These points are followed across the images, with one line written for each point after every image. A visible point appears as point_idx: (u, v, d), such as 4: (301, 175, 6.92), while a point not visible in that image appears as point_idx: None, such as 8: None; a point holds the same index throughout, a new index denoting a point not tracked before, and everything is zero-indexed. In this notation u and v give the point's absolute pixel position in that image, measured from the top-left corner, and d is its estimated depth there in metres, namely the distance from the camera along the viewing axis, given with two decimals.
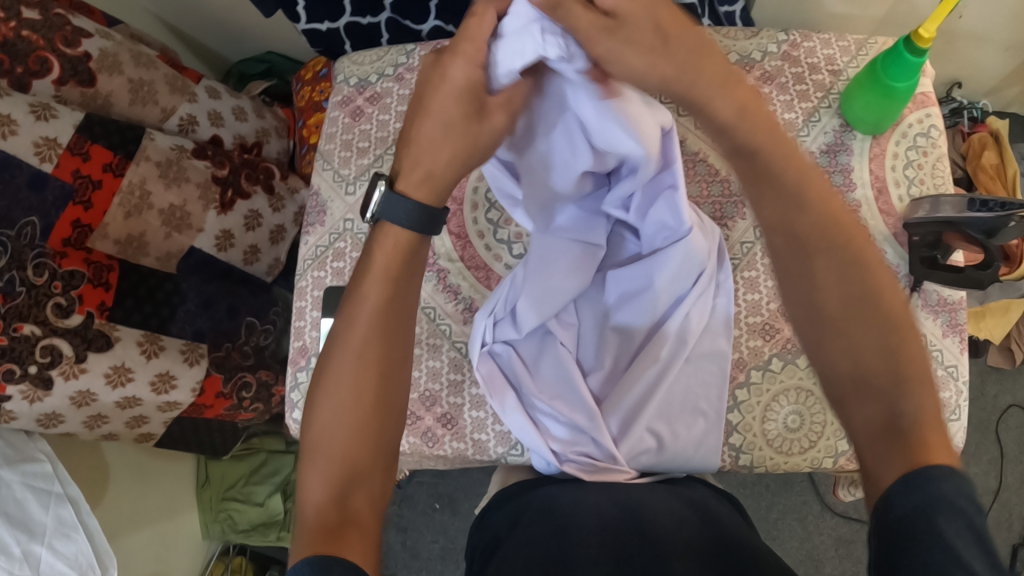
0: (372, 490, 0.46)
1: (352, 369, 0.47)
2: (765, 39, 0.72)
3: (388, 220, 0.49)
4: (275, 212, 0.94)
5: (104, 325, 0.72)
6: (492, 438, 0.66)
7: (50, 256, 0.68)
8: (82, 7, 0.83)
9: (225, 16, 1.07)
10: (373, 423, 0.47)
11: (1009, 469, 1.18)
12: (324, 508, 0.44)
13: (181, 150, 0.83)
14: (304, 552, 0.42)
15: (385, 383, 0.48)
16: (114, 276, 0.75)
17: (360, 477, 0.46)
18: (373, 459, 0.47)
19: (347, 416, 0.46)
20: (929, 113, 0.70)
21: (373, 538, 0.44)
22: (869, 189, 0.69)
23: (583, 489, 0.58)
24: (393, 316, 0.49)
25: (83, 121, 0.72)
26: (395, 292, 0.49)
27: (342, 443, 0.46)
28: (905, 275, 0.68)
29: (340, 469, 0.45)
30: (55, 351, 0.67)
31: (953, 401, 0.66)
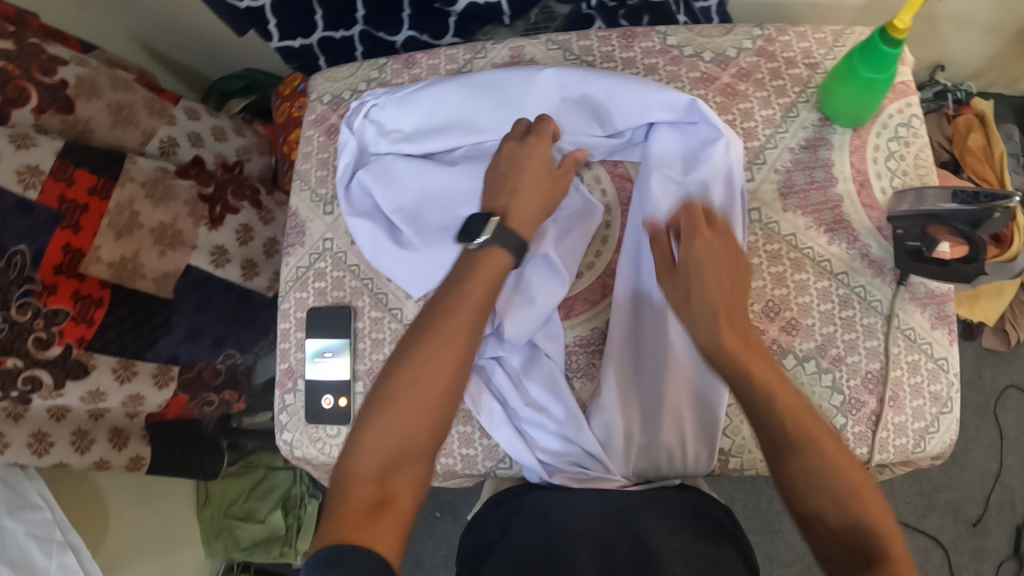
0: (414, 473, 0.50)
1: (432, 352, 0.53)
2: (739, 35, 0.71)
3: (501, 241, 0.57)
4: (265, 225, 0.91)
5: (83, 354, 0.73)
6: (480, 452, 0.65)
7: (36, 293, 0.68)
8: (56, 34, 0.83)
9: (202, 36, 1.06)
10: (433, 412, 0.52)
11: (1010, 450, 1.17)
12: (368, 482, 0.48)
13: (165, 170, 0.81)
14: (337, 524, 0.45)
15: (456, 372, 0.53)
16: (101, 312, 0.74)
17: (407, 461, 0.50)
18: (425, 446, 0.51)
19: (409, 393, 0.52)
20: (909, 102, 0.70)
21: (409, 516, 0.48)
22: (851, 182, 0.69)
23: (579, 493, 0.58)
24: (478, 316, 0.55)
25: (63, 147, 0.71)
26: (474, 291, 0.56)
27: (405, 425, 0.51)
28: (891, 269, 0.67)
29: (391, 449, 0.50)
30: (37, 381, 0.69)
31: (945, 394, 0.66)
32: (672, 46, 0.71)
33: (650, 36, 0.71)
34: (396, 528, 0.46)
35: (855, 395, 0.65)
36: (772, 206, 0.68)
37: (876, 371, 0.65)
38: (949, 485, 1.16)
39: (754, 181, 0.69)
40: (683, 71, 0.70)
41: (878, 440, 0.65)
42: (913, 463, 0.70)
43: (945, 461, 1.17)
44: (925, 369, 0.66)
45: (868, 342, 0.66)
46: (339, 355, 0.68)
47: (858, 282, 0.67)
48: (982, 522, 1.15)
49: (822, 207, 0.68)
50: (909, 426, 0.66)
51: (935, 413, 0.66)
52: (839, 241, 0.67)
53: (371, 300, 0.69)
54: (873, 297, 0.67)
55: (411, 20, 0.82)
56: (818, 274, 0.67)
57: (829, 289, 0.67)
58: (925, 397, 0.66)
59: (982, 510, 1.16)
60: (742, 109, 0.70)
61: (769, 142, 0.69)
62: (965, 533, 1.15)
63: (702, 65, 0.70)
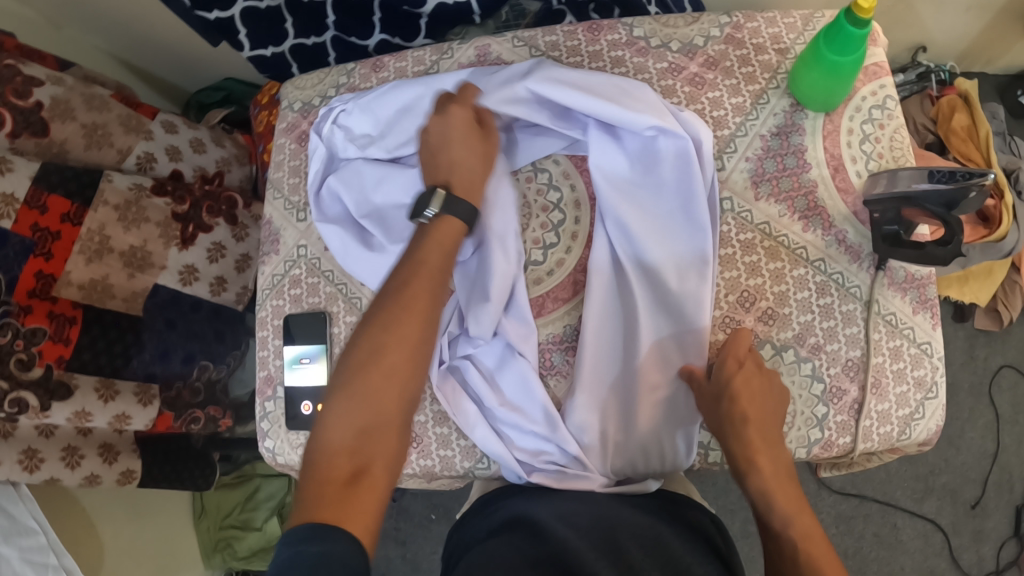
0: (384, 449, 0.52)
1: (394, 328, 0.56)
2: (706, 23, 0.71)
3: (450, 212, 0.61)
4: (238, 242, 0.93)
5: (64, 375, 0.73)
6: (458, 453, 0.65)
7: (15, 315, 0.68)
8: (32, 53, 0.83)
9: (178, 48, 1.06)
10: (402, 382, 0.54)
11: (1007, 431, 1.16)
12: (338, 456, 0.51)
13: (140, 189, 0.81)
14: (318, 500, 0.48)
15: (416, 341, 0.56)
16: (75, 330, 0.74)
17: (381, 430, 0.53)
18: (397, 415, 0.54)
19: (374, 366, 0.54)
20: (882, 84, 0.69)
21: (383, 488, 0.50)
22: (824, 167, 0.68)
23: (554, 496, 0.59)
24: (439, 284, 0.58)
25: (39, 171, 0.71)
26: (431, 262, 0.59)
27: (375, 398, 0.53)
28: (868, 255, 0.66)
29: (363, 421, 0.52)
30: (22, 403, 0.69)
31: (929, 378, 0.65)
32: (638, 38, 0.71)
33: (616, 28, 0.71)
34: (372, 495, 0.49)
35: (837, 382, 0.65)
36: (744, 195, 0.68)
37: (857, 359, 0.65)
38: (947, 468, 1.15)
39: (725, 170, 0.68)
40: (650, 63, 0.70)
41: (862, 428, 0.64)
42: (900, 449, 0.69)
43: (941, 444, 1.16)
44: (907, 354, 0.65)
45: (848, 329, 0.65)
46: (316, 361, 0.67)
47: (835, 268, 0.66)
48: (980, 505, 1.15)
49: (795, 194, 0.68)
50: (893, 412, 0.65)
51: (920, 398, 0.65)
52: (814, 227, 0.67)
53: (346, 304, 0.68)
54: (852, 283, 0.66)
55: (381, 23, 0.81)
56: (794, 261, 0.66)
57: (806, 277, 0.66)
58: (909, 382, 0.65)
59: (980, 492, 1.15)
60: (711, 98, 0.69)
61: (740, 130, 0.69)
62: (963, 516, 1.14)
63: (669, 56, 0.70)
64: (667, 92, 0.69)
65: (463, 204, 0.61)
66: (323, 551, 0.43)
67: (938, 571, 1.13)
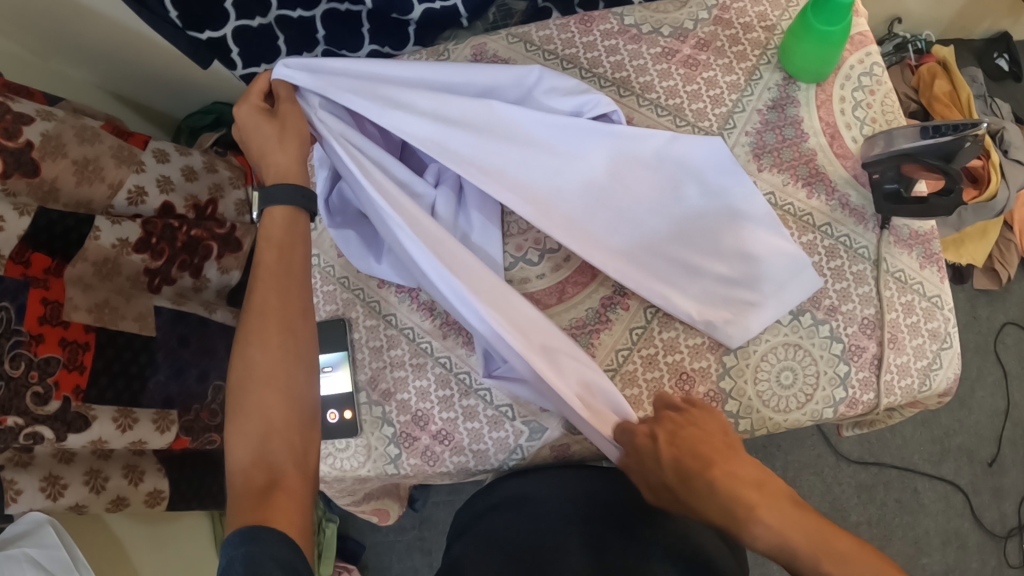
0: (288, 451, 0.52)
1: (258, 335, 0.54)
2: (694, 7, 0.72)
3: (270, 205, 0.59)
4: (197, 293, 0.90)
5: (82, 407, 0.71)
6: (492, 446, 0.65)
7: (26, 344, 0.66)
8: (20, 90, 0.81)
9: (168, 73, 1.06)
10: (283, 383, 0.54)
11: (1015, 386, 1.18)
12: (250, 468, 0.51)
13: (123, 245, 0.80)
14: (240, 514, 0.48)
15: (286, 332, 0.55)
16: (89, 356, 0.73)
17: (277, 434, 0.53)
18: (287, 415, 0.54)
19: (254, 371, 0.54)
20: (868, 52, 0.71)
21: (300, 491, 0.51)
22: (822, 135, 0.69)
23: (566, 480, 0.61)
24: (286, 277, 0.56)
25: (28, 228, 0.69)
26: (285, 252, 0.57)
27: (259, 406, 0.53)
28: (872, 216, 0.68)
29: (257, 431, 0.52)
30: (38, 437, 0.67)
31: (943, 329, 0.67)
32: (630, 26, 0.72)
33: (607, 18, 0.72)
34: (292, 498, 0.50)
35: (855, 341, 0.66)
36: (748, 167, 0.69)
37: (871, 316, 0.66)
38: (960, 429, 1.17)
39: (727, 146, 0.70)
40: (644, 49, 0.71)
41: (884, 382, 0.65)
42: (921, 403, 0.71)
43: (952, 405, 1.18)
44: (919, 308, 0.67)
45: (860, 289, 0.66)
46: (339, 368, 0.68)
47: (842, 231, 0.68)
48: (997, 462, 1.16)
49: (797, 162, 0.69)
50: (912, 365, 0.66)
51: (936, 349, 0.67)
52: (818, 193, 0.68)
53: (365, 309, 0.69)
54: (859, 245, 0.67)
55: (370, 32, 0.82)
56: (801, 228, 0.68)
57: (815, 242, 0.67)
58: (924, 334, 0.66)
59: (995, 450, 1.16)
60: (706, 78, 0.71)
61: (737, 106, 0.70)
62: (982, 474, 1.16)
63: (662, 40, 0.71)
64: (663, 75, 0.71)
65: (285, 189, 0.58)
66: (250, 553, 0.45)
67: (962, 532, 1.14)
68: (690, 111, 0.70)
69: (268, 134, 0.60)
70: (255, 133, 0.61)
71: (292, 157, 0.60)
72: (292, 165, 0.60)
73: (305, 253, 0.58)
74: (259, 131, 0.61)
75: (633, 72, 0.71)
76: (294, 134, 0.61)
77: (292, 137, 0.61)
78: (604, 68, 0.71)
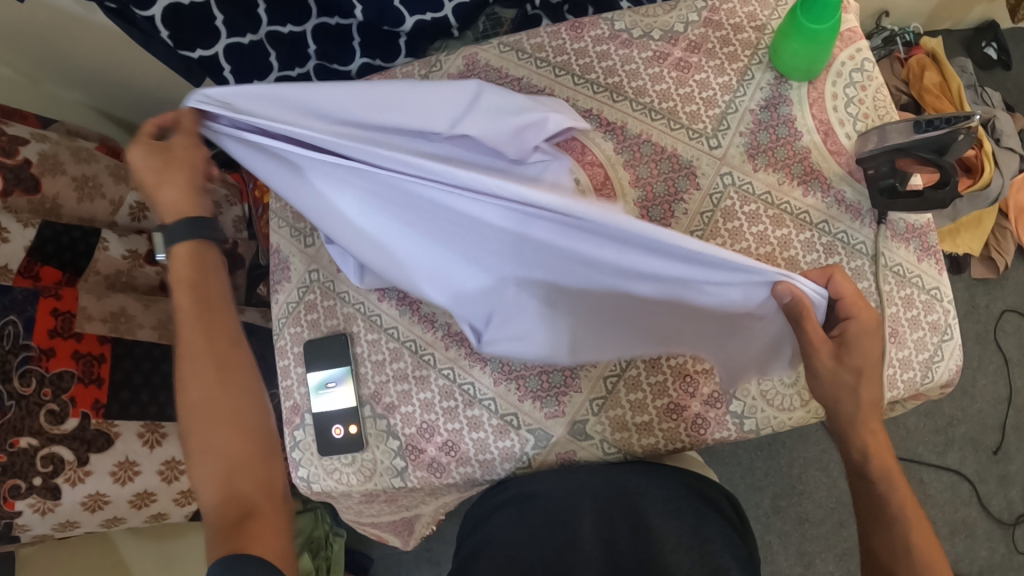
0: (252, 481, 0.53)
1: (193, 374, 0.54)
2: (684, 9, 0.72)
3: (173, 246, 0.57)
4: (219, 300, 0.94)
5: (104, 422, 0.76)
6: (498, 456, 0.65)
7: (36, 359, 0.71)
8: (12, 112, 0.81)
9: (159, 95, 1.06)
10: (231, 415, 0.54)
11: (1017, 372, 1.19)
12: (221, 506, 0.51)
13: (134, 256, 0.84)
14: (217, 550, 0.48)
15: (219, 365, 0.55)
16: (104, 368, 0.77)
17: (238, 468, 0.53)
18: (244, 446, 0.54)
19: (201, 410, 0.53)
20: (858, 49, 0.71)
21: (275, 519, 0.52)
22: (815, 133, 0.70)
23: (574, 474, 0.62)
24: (206, 313, 0.56)
25: (34, 239, 0.74)
26: (197, 286, 0.56)
27: (215, 445, 0.53)
28: (868, 211, 0.68)
29: (222, 468, 0.53)
30: (56, 459, 0.71)
31: (943, 321, 0.67)
32: (621, 31, 0.72)
33: (598, 24, 0.72)
34: (268, 528, 0.51)
35: None
36: (743, 168, 0.69)
37: (872, 312, 0.66)
38: (964, 418, 1.17)
39: (721, 147, 0.70)
40: (635, 53, 0.71)
41: (886, 376, 0.66)
42: (925, 395, 0.70)
43: (955, 394, 1.18)
44: (919, 301, 0.67)
45: (859, 285, 0.67)
46: (342, 384, 0.67)
47: (839, 228, 0.68)
48: (1001, 449, 1.16)
49: (791, 161, 0.69)
50: (913, 358, 0.66)
51: (937, 341, 0.67)
52: (814, 191, 0.68)
53: (366, 323, 0.69)
54: (857, 241, 0.68)
55: (362, 45, 0.81)
56: (799, 226, 0.68)
57: (812, 240, 0.68)
58: (924, 327, 0.67)
59: (1000, 437, 1.17)
60: (698, 80, 0.71)
61: (730, 107, 0.70)
62: (986, 462, 1.16)
63: (653, 44, 0.72)
64: (655, 79, 0.71)
65: (179, 226, 0.56)
66: None
67: (970, 520, 1.14)
68: (683, 114, 0.70)
69: (160, 169, 0.56)
70: (146, 167, 0.56)
71: (189, 190, 0.57)
72: (187, 199, 0.57)
73: (224, 284, 0.58)
74: (149, 166, 0.56)
75: (625, 77, 0.71)
76: (181, 164, 0.56)
77: (192, 172, 0.57)
78: (597, 74, 0.72)
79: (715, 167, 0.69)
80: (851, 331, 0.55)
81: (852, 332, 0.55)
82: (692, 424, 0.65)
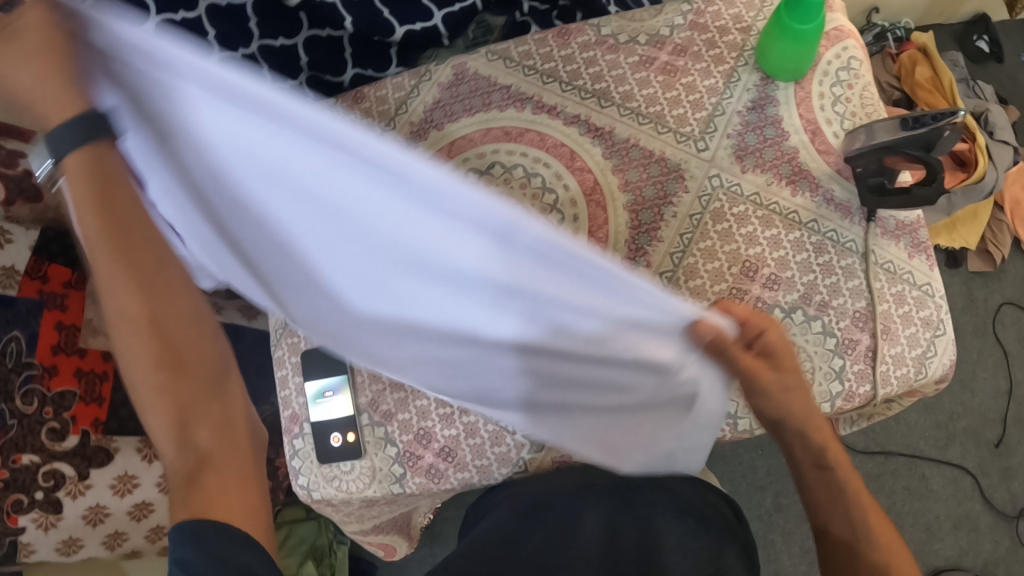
0: (142, 343, 0.46)
1: (118, 320, 0.46)
2: (670, 13, 0.73)
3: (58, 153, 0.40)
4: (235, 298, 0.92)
5: (102, 438, 0.80)
6: (494, 461, 0.66)
7: (38, 378, 0.76)
8: None
9: None
10: (160, 320, 0.46)
11: (1016, 365, 1.19)
12: (178, 456, 0.49)
13: None
14: (179, 514, 0.48)
15: (146, 278, 0.45)
16: (106, 387, 0.81)
17: (123, 326, 0.46)
18: (142, 307, 0.45)
19: (124, 313, 0.45)
20: (844, 46, 0.72)
21: (243, 467, 0.52)
22: (803, 133, 0.70)
23: (580, 479, 0.61)
24: (115, 222, 0.42)
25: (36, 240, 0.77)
26: (99, 202, 0.42)
27: (136, 352, 0.47)
28: (858, 209, 0.69)
29: (174, 415, 0.48)
30: (58, 474, 0.76)
31: (935, 317, 0.67)
32: (607, 36, 0.73)
33: (584, 30, 0.73)
34: (235, 476, 0.51)
35: (848, 334, 0.66)
36: (731, 169, 0.70)
37: (863, 309, 0.67)
38: (965, 411, 1.17)
39: (710, 150, 0.70)
40: (622, 58, 0.72)
41: (880, 373, 0.66)
42: (919, 391, 0.71)
43: (955, 388, 1.18)
44: (910, 297, 0.67)
45: (850, 283, 0.67)
46: (340, 393, 0.68)
47: (829, 227, 0.68)
48: (1002, 442, 1.17)
49: (780, 161, 0.70)
50: (906, 355, 0.67)
51: (930, 337, 0.67)
52: (802, 191, 0.69)
53: None
54: (847, 239, 0.68)
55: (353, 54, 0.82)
56: (788, 227, 0.68)
57: (802, 239, 0.68)
58: (916, 323, 0.67)
59: (1001, 430, 1.17)
60: (685, 83, 0.71)
61: (717, 109, 0.71)
62: (988, 455, 1.16)
63: (639, 48, 0.72)
64: (642, 83, 0.72)
65: None
66: (187, 560, 0.45)
67: (974, 514, 1.14)
68: (671, 118, 0.71)
69: None
70: None
71: None
72: None
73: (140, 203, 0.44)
74: None
75: (612, 82, 0.72)
76: None
77: None
78: (584, 80, 0.72)
79: (704, 170, 0.70)
80: (768, 343, 0.50)
81: (769, 343, 0.50)
82: None
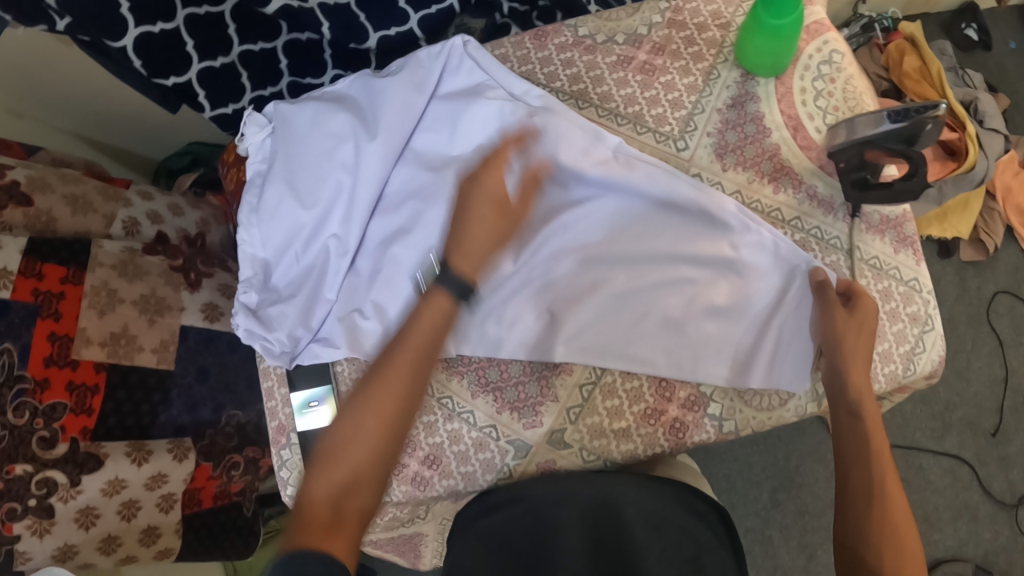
0: (360, 506, 0.53)
1: (374, 406, 0.55)
2: (648, 11, 0.72)
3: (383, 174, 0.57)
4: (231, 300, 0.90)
5: (92, 445, 0.71)
6: (479, 467, 0.67)
7: (30, 392, 0.66)
8: None
9: (140, 118, 1.06)
10: (388, 457, 0.55)
11: (1012, 354, 1.18)
12: (319, 504, 0.51)
13: (132, 249, 0.80)
14: (291, 541, 0.48)
15: (399, 413, 0.56)
16: (98, 399, 0.72)
17: (355, 444, 0.54)
18: (374, 467, 0.55)
19: (358, 426, 0.55)
20: (825, 40, 0.71)
21: (355, 536, 0.51)
22: (784, 129, 0.69)
23: (570, 479, 0.61)
24: (411, 378, 0.57)
25: (27, 244, 0.69)
26: (417, 361, 0.57)
27: (358, 429, 0.55)
28: (841, 205, 0.68)
29: (342, 479, 0.53)
30: (51, 482, 0.67)
31: (923, 312, 0.67)
32: (584, 37, 0.72)
33: (561, 31, 0.72)
34: (340, 536, 0.50)
35: None
36: (711, 168, 0.69)
37: None
38: (961, 402, 1.17)
39: (690, 149, 0.70)
40: (599, 58, 0.72)
41: None
42: (909, 387, 0.70)
43: (951, 378, 1.17)
44: (897, 293, 0.67)
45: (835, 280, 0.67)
46: (324, 403, 0.68)
47: (812, 224, 0.68)
48: (1000, 431, 1.16)
49: (761, 158, 0.69)
50: (894, 351, 0.66)
51: (917, 333, 0.67)
52: (785, 188, 0.68)
53: None
54: (831, 236, 0.68)
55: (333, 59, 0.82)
56: (772, 225, 0.68)
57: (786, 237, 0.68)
58: (903, 319, 0.67)
59: (998, 419, 1.16)
60: (664, 82, 0.71)
61: (696, 107, 0.70)
62: (986, 445, 1.15)
63: (617, 48, 0.72)
64: (621, 83, 0.71)
65: None
66: (292, 560, 0.44)
67: (972, 504, 1.13)
68: (650, 117, 0.71)
69: None
70: None
71: None
72: None
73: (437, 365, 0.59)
74: None
75: (590, 83, 0.71)
76: None
77: None
78: (561, 82, 0.72)
79: (685, 169, 0.69)
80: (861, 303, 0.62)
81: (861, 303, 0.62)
82: (671, 428, 0.67)
